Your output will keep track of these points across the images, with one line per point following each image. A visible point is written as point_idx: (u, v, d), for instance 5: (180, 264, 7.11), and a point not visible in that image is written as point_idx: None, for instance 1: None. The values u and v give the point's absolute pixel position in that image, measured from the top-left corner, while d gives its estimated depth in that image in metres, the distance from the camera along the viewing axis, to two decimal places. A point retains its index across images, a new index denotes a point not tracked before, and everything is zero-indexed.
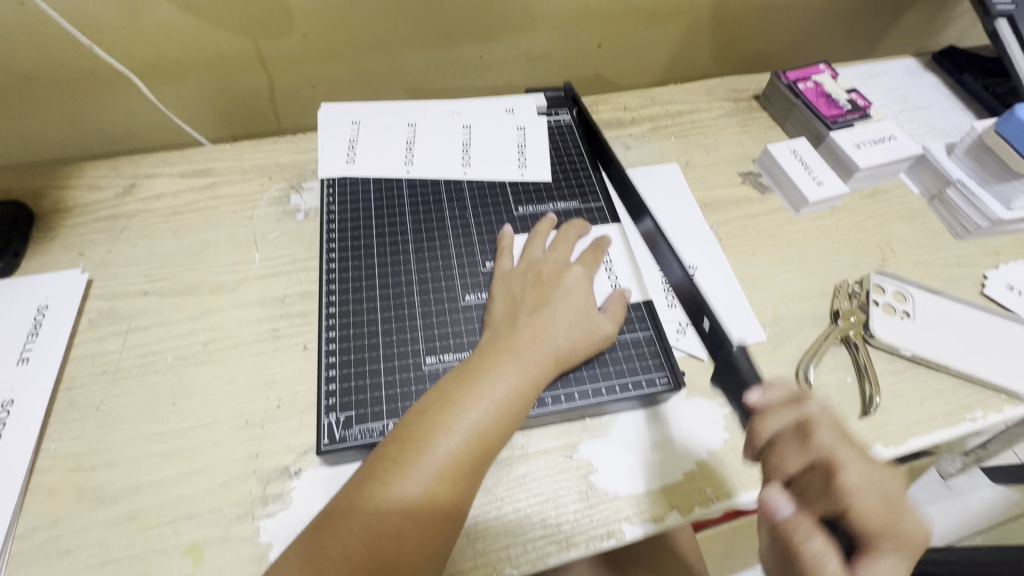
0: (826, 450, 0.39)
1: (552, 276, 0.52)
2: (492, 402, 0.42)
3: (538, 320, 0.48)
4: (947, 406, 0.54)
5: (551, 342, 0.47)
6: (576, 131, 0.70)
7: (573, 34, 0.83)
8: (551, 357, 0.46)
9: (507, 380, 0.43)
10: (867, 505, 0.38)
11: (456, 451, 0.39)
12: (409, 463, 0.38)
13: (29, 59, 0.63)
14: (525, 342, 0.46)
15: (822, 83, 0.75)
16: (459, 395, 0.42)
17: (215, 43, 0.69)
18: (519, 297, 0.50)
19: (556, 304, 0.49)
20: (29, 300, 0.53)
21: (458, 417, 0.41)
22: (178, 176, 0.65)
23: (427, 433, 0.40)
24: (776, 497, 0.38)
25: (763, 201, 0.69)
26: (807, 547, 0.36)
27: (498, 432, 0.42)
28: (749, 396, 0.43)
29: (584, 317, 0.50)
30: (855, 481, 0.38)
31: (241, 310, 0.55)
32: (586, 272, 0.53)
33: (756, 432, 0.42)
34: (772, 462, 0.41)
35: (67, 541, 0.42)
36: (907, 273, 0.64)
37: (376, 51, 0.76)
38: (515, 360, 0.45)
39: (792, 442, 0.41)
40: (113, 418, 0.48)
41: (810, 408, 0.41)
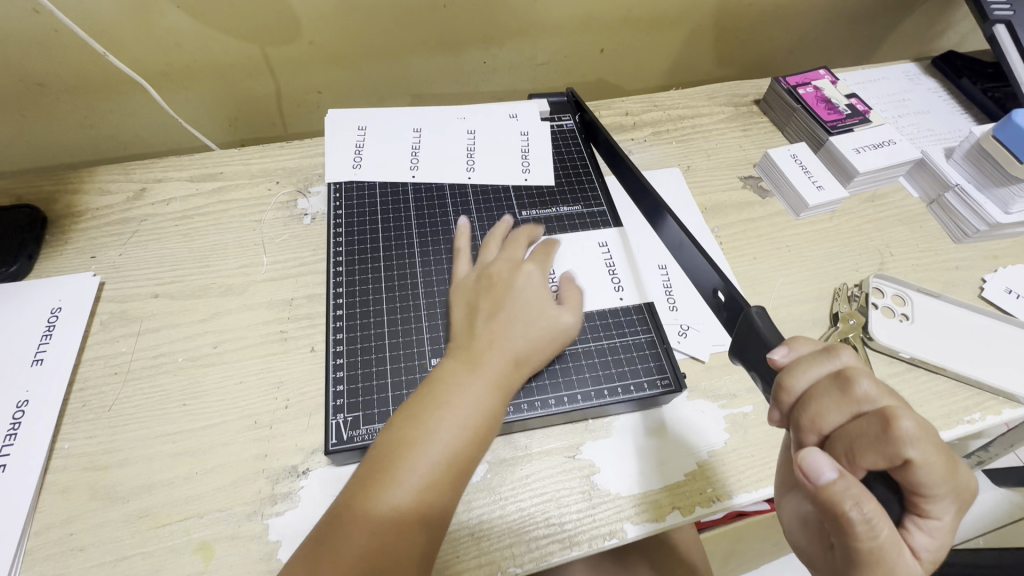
0: (875, 399, 0.30)
1: None
2: (466, 410, 0.42)
3: (539, 323, 0.48)
4: (946, 408, 0.54)
5: (506, 344, 0.46)
6: (578, 136, 0.71)
7: (575, 40, 0.84)
8: (510, 360, 0.46)
9: (464, 388, 0.43)
10: (934, 458, 0.29)
11: (436, 459, 0.40)
12: (394, 473, 0.39)
13: (42, 66, 0.64)
14: (481, 348, 0.46)
15: (822, 88, 0.75)
16: (428, 407, 0.42)
17: (223, 50, 0.70)
18: (472, 304, 0.50)
19: (507, 305, 0.49)
20: (42, 302, 0.54)
21: (436, 425, 0.41)
22: (187, 181, 0.66)
23: (408, 444, 0.40)
24: (815, 458, 0.29)
25: (764, 205, 0.70)
26: (856, 512, 0.28)
27: (473, 438, 0.42)
28: (771, 355, 0.36)
29: (543, 313, 0.49)
30: (921, 433, 0.29)
31: (249, 312, 0.56)
32: (538, 268, 0.53)
33: (781, 386, 0.34)
34: (806, 420, 0.32)
35: (81, 538, 0.43)
36: (906, 276, 0.64)
37: (381, 57, 0.77)
38: (468, 368, 0.44)
39: (832, 395, 0.32)
40: (125, 418, 0.49)
41: (844, 357, 0.33)
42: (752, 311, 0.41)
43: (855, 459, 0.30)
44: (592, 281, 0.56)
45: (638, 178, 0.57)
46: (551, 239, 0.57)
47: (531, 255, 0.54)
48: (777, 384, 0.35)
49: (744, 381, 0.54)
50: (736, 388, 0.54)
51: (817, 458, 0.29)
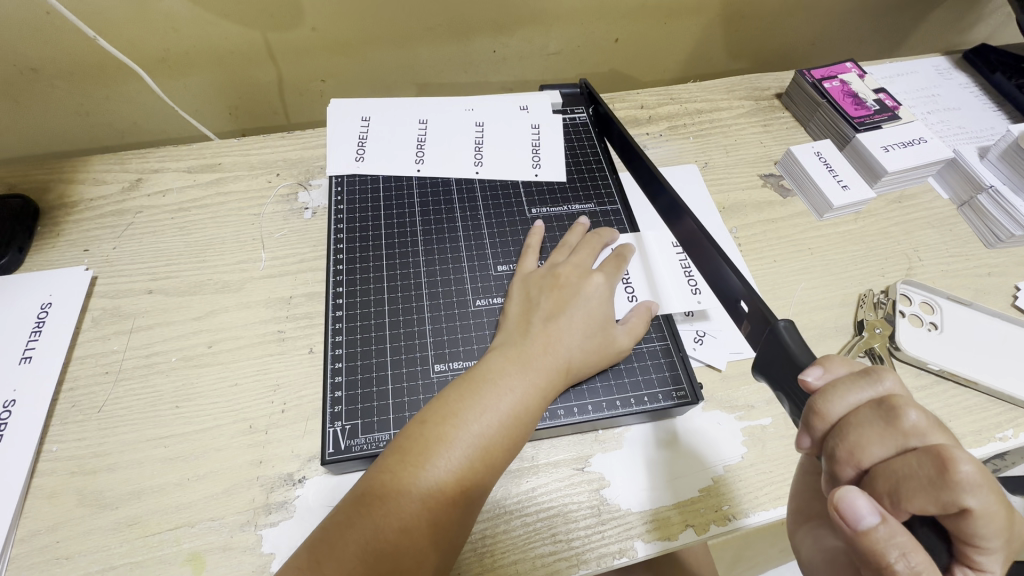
0: (924, 434, 0.28)
1: (571, 282, 0.50)
2: (501, 415, 0.40)
3: (551, 329, 0.46)
4: (976, 424, 0.51)
5: (564, 354, 0.45)
6: (591, 130, 0.67)
7: (590, 29, 0.81)
8: (563, 369, 0.45)
9: (514, 392, 0.42)
10: (992, 508, 0.26)
11: (455, 471, 0.38)
12: (407, 487, 0.37)
13: (34, 50, 0.62)
14: (537, 352, 0.44)
15: (849, 83, 0.72)
16: (466, 406, 0.40)
17: (222, 35, 0.67)
18: (535, 301, 0.49)
19: (572, 313, 0.47)
20: (32, 297, 0.52)
21: (460, 432, 0.39)
22: (184, 171, 0.64)
23: (429, 452, 0.38)
24: (856, 501, 0.27)
25: (785, 205, 0.66)
26: (902, 563, 0.26)
27: (503, 450, 0.40)
28: (804, 376, 0.33)
29: (601, 327, 0.48)
30: (980, 478, 0.26)
31: (246, 310, 0.54)
32: (608, 280, 0.51)
33: (814, 411, 0.31)
34: (842, 452, 0.30)
35: (67, 546, 0.41)
36: (934, 283, 0.61)
37: (387, 45, 0.74)
38: (524, 370, 0.43)
39: (875, 426, 0.29)
40: (116, 420, 0.47)
41: (887, 382, 0.31)
42: (779, 325, 0.38)
43: (900, 500, 0.28)
44: None
45: (655, 175, 0.53)
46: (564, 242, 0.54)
47: (602, 264, 0.53)
48: (809, 409, 0.32)
49: (763, 391, 0.52)
50: (754, 400, 0.51)
51: (860, 501, 0.27)
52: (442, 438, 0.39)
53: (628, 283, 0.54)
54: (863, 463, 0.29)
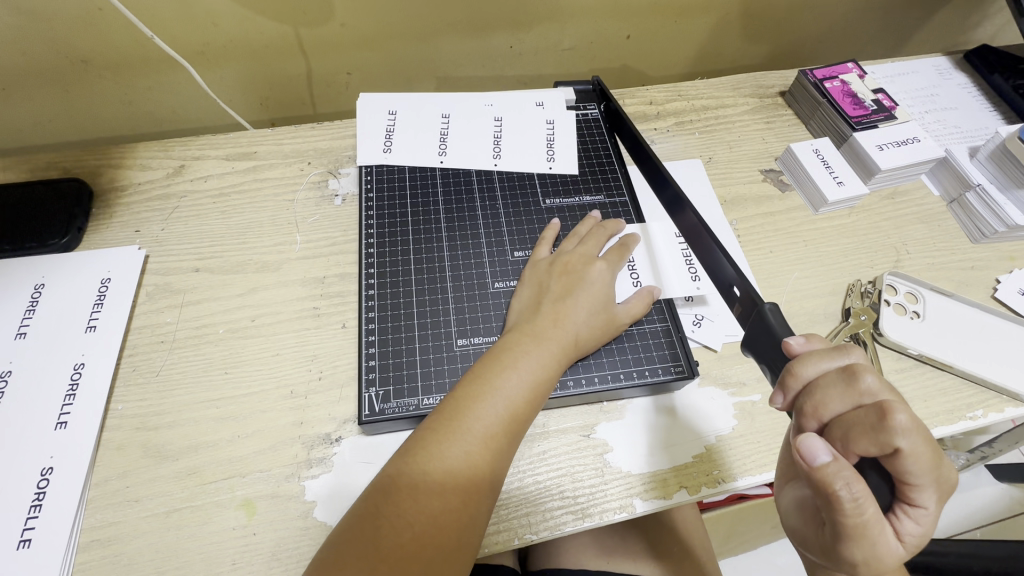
0: (875, 393, 0.33)
1: (581, 268, 0.55)
2: (524, 378, 0.46)
3: (562, 307, 0.51)
4: (949, 404, 0.56)
5: (572, 330, 0.50)
6: (603, 125, 0.72)
7: (603, 26, 0.84)
8: (571, 343, 0.50)
9: (534, 361, 0.47)
10: (920, 450, 0.32)
11: (488, 426, 0.43)
12: (448, 440, 0.42)
13: (85, 43, 0.67)
14: (547, 326, 0.50)
15: (849, 83, 0.75)
16: (491, 371, 0.46)
17: (258, 30, 0.71)
18: (545, 285, 0.54)
19: (579, 294, 0.52)
20: (93, 273, 0.57)
21: (488, 393, 0.45)
22: (223, 159, 0.69)
23: (463, 411, 0.44)
24: (812, 442, 0.33)
25: (783, 199, 0.71)
26: (845, 491, 0.31)
27: (526, 409, 0.46)
28: (785, 341, 0.40)
29: (604, 306, 0.53)
30: (912, 425, 0.32)
31: (284, 288, 0.59)
32: (610, 266, 0.56)
33: (790, 373, 0.37)
34: (808, 407, 0.36)
35: (136, 490, 0.47)
36: (920, 274, 0.65)
37: (410, 40, 0.78)
38: (539, 343, 0.49)
39: (837, 386, 0.35)
40: (172, 383, 0.53)
41: (855, 355, 0.37)
42: (766, 306, 0.43)
43: (850, 444, 0.33)
44: None
45: (662, 171, 0.57)
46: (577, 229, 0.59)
47: (608, 252, 0.57)
48: (786, 371, 0.38)
49: (754, 369, 0.57)
50: (745, 377, 0.56)
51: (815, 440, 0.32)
52: (473, 397, 0.45)
53: (635, 268, 0.59)
54: (826, 416, 0.35)
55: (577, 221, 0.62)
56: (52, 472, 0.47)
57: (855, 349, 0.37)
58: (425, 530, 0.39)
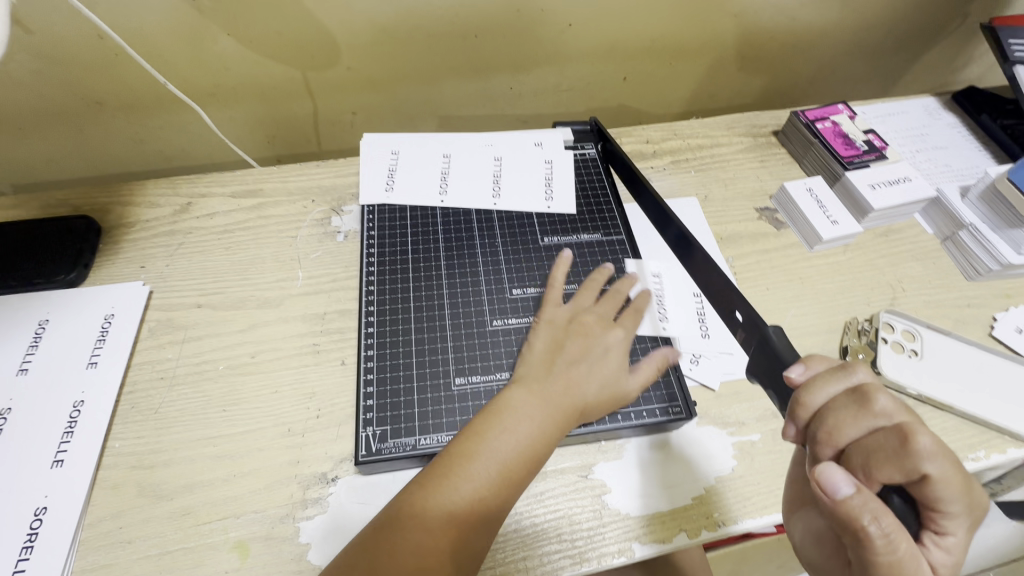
0: (891, 414, 0.32)
1: (595, 331, 0.53)
2: (517, 439, 0.45)
3: (573, 373, 0.49)
4: (951, 444, 0.56)
5: (579, 397, 0.48)
6: (600, 165, 0.73)
7: (600, 68, 0.87)
8: (578, 410, 0.48)
9: (530, 420, 0.46)
10: (950, 474, 0.30)
11: (474, 481, 0.43)
12: (432, 493, 0.42)
13: (101, 86, 0.70)
14: (557, 389, 0.48)
15: (840, 124, 0.77)
16: (488, 425, 0.45)
17: (267, 73, 0.74)
18: (561, 345, 0.51)
19: (592, 359, 0.51)
20: (97, 309, 0.58)
21: (479, 448, 0.44)
22: (229, 196, 0.70)
23: (451, 464, 0.43)
24: (831, 473, 0.30)
25: (779, 236, 0.72)
26: (874, 527, 0.29)
27: (521, 469, 0.44)
28: (788, 374, 0.37)
29: (616, 377, 0.51)
30: (938, 448, 0.30)
31: (285, 324, 0.60)
32: (626, 334, 0.54)
33: (797, 401, 0.35)
34: (823, 433, 0.33)
35: (128, 531, 0.47)
36: (916, 313, 0.66)
37: (414, 82, 0.81)
38: (542, 405, 0.47)
39: (849, 409, 0.33)
40: (171, 421, 0.53)
41: (859, 373, 0.34)
42: (768, 330, 0.42)
43: (871, 471, 0.31)
44: None
45: (662, 208, 0.58)
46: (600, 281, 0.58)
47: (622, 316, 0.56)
48: (793, 399, 0.35)
49: (753, 409, 0.56)
50: (745, 417, 0.56)
51: (836, 473, 0.30)
52: (462, 451, 0.44)
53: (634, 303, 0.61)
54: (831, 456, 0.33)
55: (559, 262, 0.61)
56: (46, 511, 0.46)
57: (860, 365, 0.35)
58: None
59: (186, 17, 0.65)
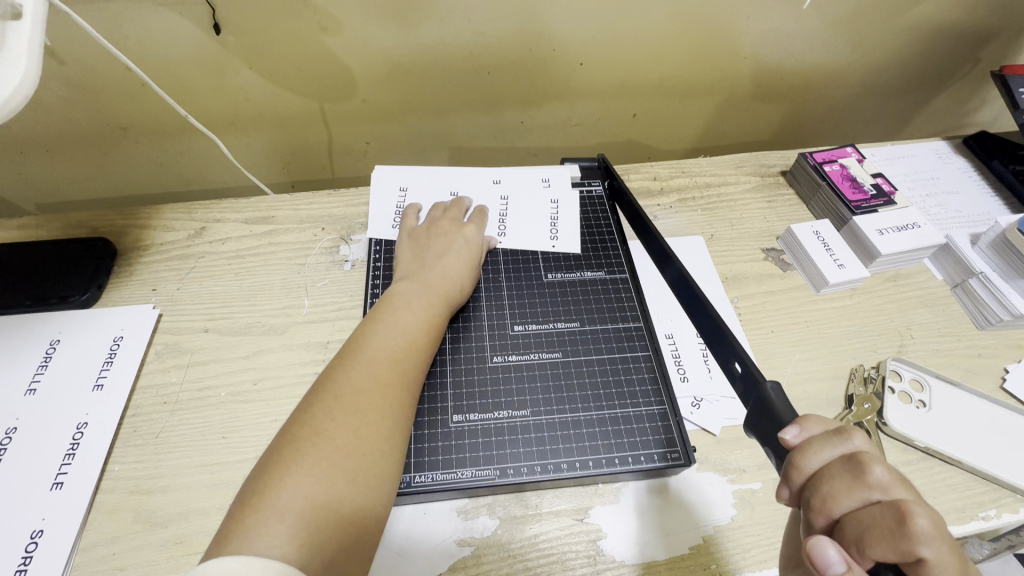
0: (887, 488, 0.31)
1: (446, 232, 0.63)
2: (414, 314, 0.52)
3: (441, 261, 0.59)
4: (960, 501, 0.54)
5: (455, 278, 0.58)
6: (606, 203, 0.74)
7: (610, 105, 0.89)
8: (456, 287, 0.58)
9: (418, 296, 0.54)
10: (948, 559, 0.28)
11: (389, 348, 0.48)
12: (349, 367, 0.46)
13: (127, 114, 0.73)
14: (432, 275, 0.57)
15: (848, 167, 0.78)
16: (387, 310, 0.52)
17: (285, 104, 0.77)
18: (424, 244, 0.62)
19: (450, 249, 0.61)
20: (107, 331, 0.60)
21: (384, 326, 0.50)
22: (242, 222, 0.72)
23: (360, 344, 0.48)
24: (823, 549, 0.29)
25: (785, 278, 0.71)
26: None
27: (425, 334, 0.51)
28: (783, 435, 0.36)
29: (472, 256, 0.62)
30: (935, 531, 0.28)
31: (289, 352, 0.60)
32: (477, 229, 0.65)
33: (792, 465, 0.34)
34: (817, 501, 0.33)
35: (120, 559, 0.47)
36: (925, 361, 0.65)
37: (427, 115, 0.83)
38: (422, 285, 0.56)
39: (844, 478, 0.32)
40: (170, 446, 0.53)
41: (856, 440, 0.33)
42: (767, 385, 0.42)
43: (865, 547, 0.30)
44: (601, 342, 0.60)
45: (663, 247, 0.58)
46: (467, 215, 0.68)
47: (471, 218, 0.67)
48: (789, 462, 0.35)
49: (755, 457, 0.55)
50: (745, 464, 0.55)
51: (827, 550, 0.29)
52: (369, 332, 0.49)
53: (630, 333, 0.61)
54: (824, 525, 0.33)
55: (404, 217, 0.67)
56: (42, 534, 0.47)
57: (858, 431, 0.34)
58: (347, 434, 0.41)
59: (210, 51, 0.68)
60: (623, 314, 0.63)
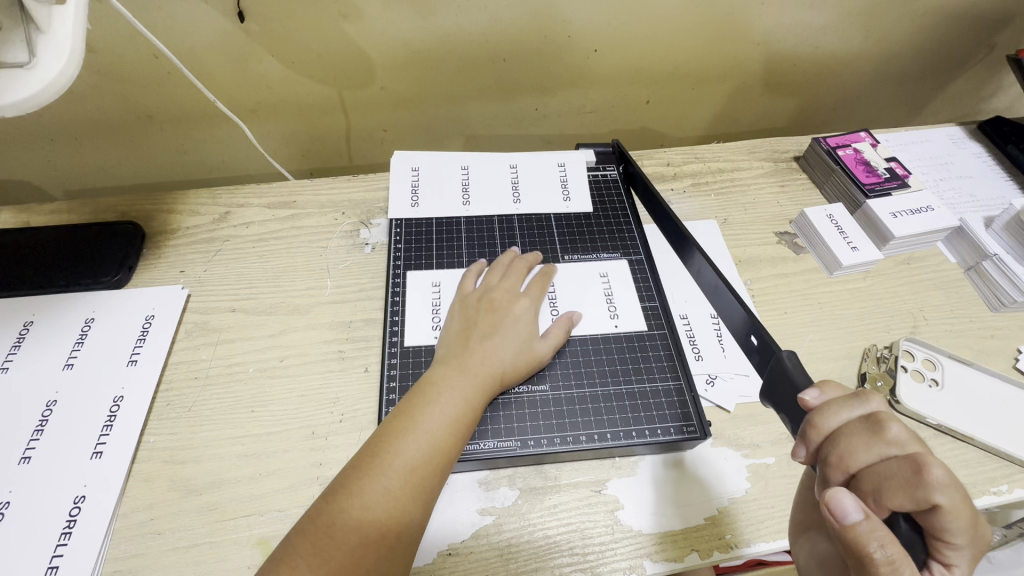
0: (904, 442, 0.32)
1: (503, 304, 0.57)
2: (446, 410, 0.47)
3: (489, 344, 0.53)
4: (972, 476, 0.55)
5: (496, 365, 0.52)
6: (621, 186, 0.76)
7: (624, 91, 0.89)
8: (496, 375, 0.52)
9: (454, 392, 0.48)
10: (960, 505, 0.30)
11: (430, 430, 0.45)
12: (368, 476, 0.41)
13: (153, 101, 0.75)
14: (475, 360, 0.51)
15: (862, 151, 0.78)
16: (432, 391, 0.48)
17: (305, 91, 0.78)
18: (471, 319, 0.56)
19: (503, 330, 0.55)
20: (139, 310, 0.62)
21: (430, 407, 0.47)
22: (265, 207, 0.74)
23: (384, 448, 0.43)
24: (843, 499, 0.31)
25: (798, 261, 0.72)
26: (880, 554, 0.30)
27: (453, 439, 0.46)
28: (803, 398, 0.37)
29: (528, 343, 0.55)
30: (951, 480, 0.30)
31: (313, 331, 0.62)
32: (533, 304, 0.59)
33: (810, 423, 0.35)
34: (834, 457, 0.34)
35: (159, 523, 0.49)
36: (937, 342, 0.65)
37: (443, 102, 0.85)
38: (463, 376, 0.50)
39: (862, 435, 0.33)
40: (202, 419, 0.55)
41: (873, 400, 0.35)
42: (783, 354, 0.43)
43: (882, 498, 0.32)
44: (615, 319, 0.62)
45: (681, 229, 0.59)
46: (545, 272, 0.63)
47: (530, 285, 0.61)
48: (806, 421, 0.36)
49: (769, 432, 0.57)
50: (760, 439, 0.56)
51: (846, 499, 0.31)
52: (395, 433, 0.44)
53: (635, 309, 0.63)
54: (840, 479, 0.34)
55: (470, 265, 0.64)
56: (84, 500, 0.49)
57: (873, 392, 0.36)
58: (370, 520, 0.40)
59: (233, 39, 0.69)
60: (637, 293, 0.64)
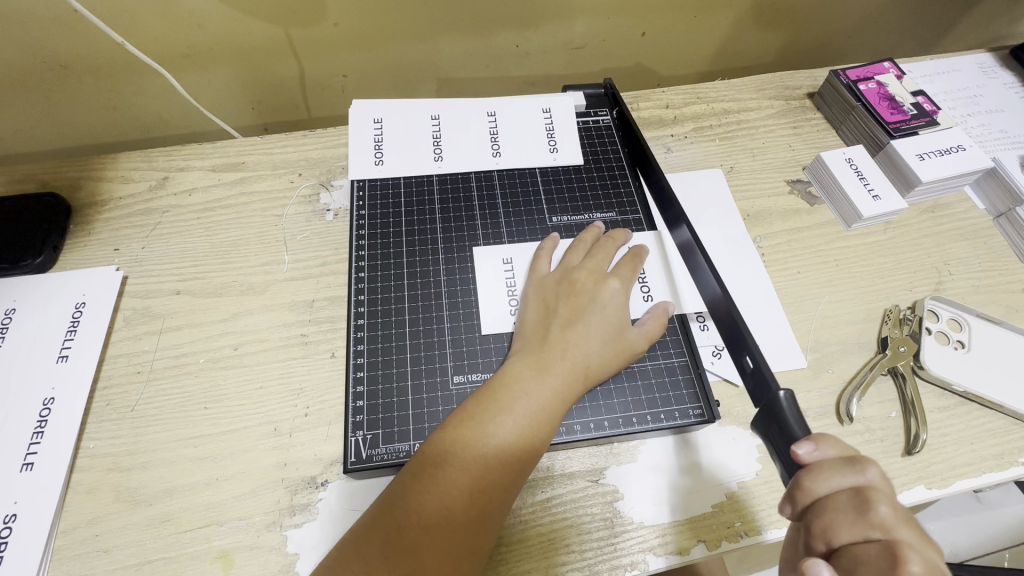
0: (888, 528, 0.32)
1: (588, 288, 0.50)
2: (521, 415, 0.42)
3: (569, 335, 0.47)
4: (999, 446, 0.50)
5: (581, 359, 0.46)
6: (614, 132, 0.67)
7: (616, 22, 0.78)
8: (580, 371, 0.46)
9: (532, 395, 0.43)
10: None
11: (503, 439, 0.41)
12: (428, 484, 0.39)
13: (63, 48, 0.63)
14: (555, 357, 0.46)
15: (887, 84, 0.69)
16: (506, 391, 0.43)
17: (245, 30, 0.67)
18: (551, 306, 0.49)
19: (589, 318, 0.48)
20: (67, 297, 0.54)
21: (505, 412, 0.42)
22: (209, 170, 0.65)
23: (451, 451, 0.40)
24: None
25: (812, 213, 0.65)
26: None
27: (525, 449, 0.42)
28: (795, 450, 0.35)
29: (617, 333, 0.49)
30: None
31: (270, 313, 0.55)
32: (623, 284, 0.51)
33: (799, 485, 0.35)
34: (817, 527, 0.34)
35: (105, 540, 0.44)
36: (964, 299, 0.59)
37: (409, 41, 0.74)
38: (543, 375, 0.44)
39: (847, 513, 0.33)
40: (148, 419, 0.49)
41: (870, 473, 0.33)
42: (778, 395, 0.39)
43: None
44: None
45: (665, 187, 0.53)
46: (636, 248, 0.54)
47: (619, 265, 0.53)
48: (794, 481, 0.35)
49: None
50: None
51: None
52: (463, 436, 0.41)
53: (649, 279, 0.55)
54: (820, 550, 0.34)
55: (546, 237, 0.57)
56: (15, 519, 0.43)
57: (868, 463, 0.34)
58: (432, 528, 0.37)
59: None
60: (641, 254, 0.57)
